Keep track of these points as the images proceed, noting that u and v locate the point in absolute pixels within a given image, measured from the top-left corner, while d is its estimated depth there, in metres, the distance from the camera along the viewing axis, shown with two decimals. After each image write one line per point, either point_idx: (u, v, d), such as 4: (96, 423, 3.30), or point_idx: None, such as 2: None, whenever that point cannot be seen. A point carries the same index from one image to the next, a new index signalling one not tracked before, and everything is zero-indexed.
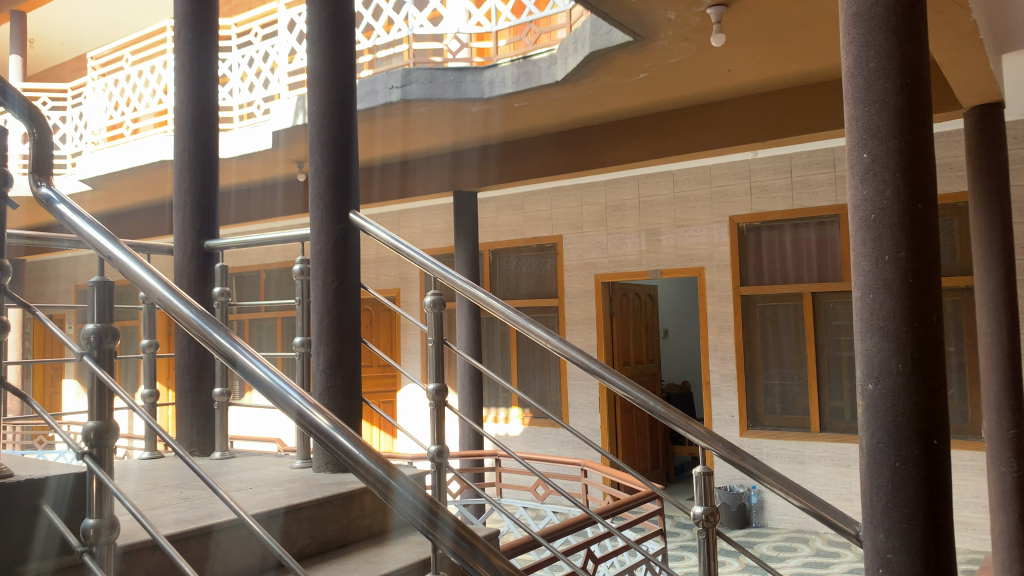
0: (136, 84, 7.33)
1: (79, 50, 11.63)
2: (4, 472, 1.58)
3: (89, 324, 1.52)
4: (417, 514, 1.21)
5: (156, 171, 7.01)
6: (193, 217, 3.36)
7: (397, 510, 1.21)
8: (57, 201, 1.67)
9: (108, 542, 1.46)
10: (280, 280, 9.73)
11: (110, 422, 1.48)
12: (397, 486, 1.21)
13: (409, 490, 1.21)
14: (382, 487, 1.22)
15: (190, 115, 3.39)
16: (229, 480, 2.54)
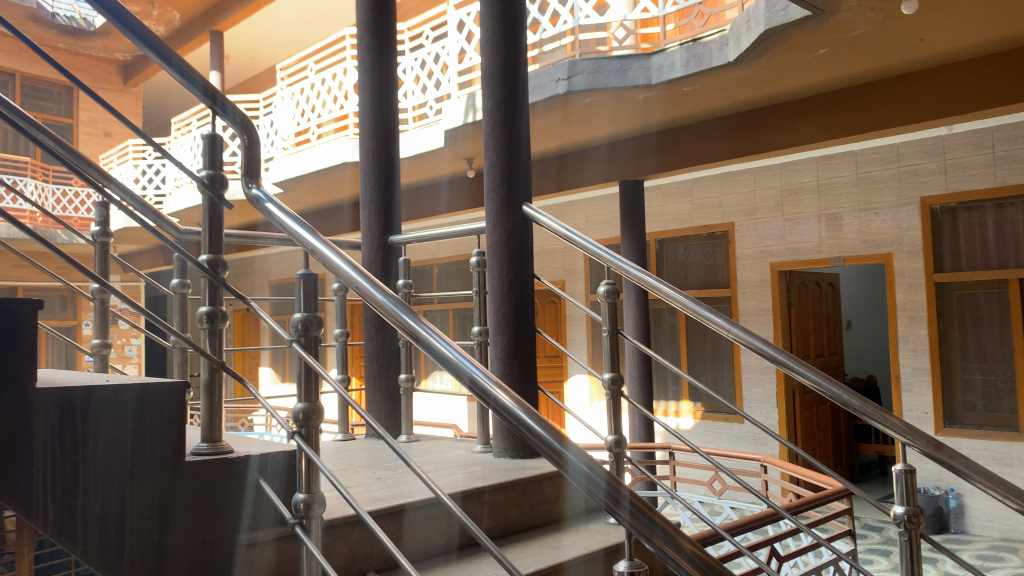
0: (320, 91, 7.83)
1: (269, 62, 12.58)
2: (225, 449, 1.73)
3: (297, 314, 1.65)
4: (595, 487, 1.21)
5: (337, 172, 7.46)
6: (377, 214, 3.55)
7: (572, 481, 1.23)
8: (265, 200, 1.83)
9: (317, 515, 1.57)
10: (451, 272, 10.08)
11: (316, 405, 1.60)
12: (570, 455, 1.23)
13: (582, 462, 1.23)
14: (556, 456, 1.25)
15: (372, 117, 3.59)
16: (417, 462, 2.66)
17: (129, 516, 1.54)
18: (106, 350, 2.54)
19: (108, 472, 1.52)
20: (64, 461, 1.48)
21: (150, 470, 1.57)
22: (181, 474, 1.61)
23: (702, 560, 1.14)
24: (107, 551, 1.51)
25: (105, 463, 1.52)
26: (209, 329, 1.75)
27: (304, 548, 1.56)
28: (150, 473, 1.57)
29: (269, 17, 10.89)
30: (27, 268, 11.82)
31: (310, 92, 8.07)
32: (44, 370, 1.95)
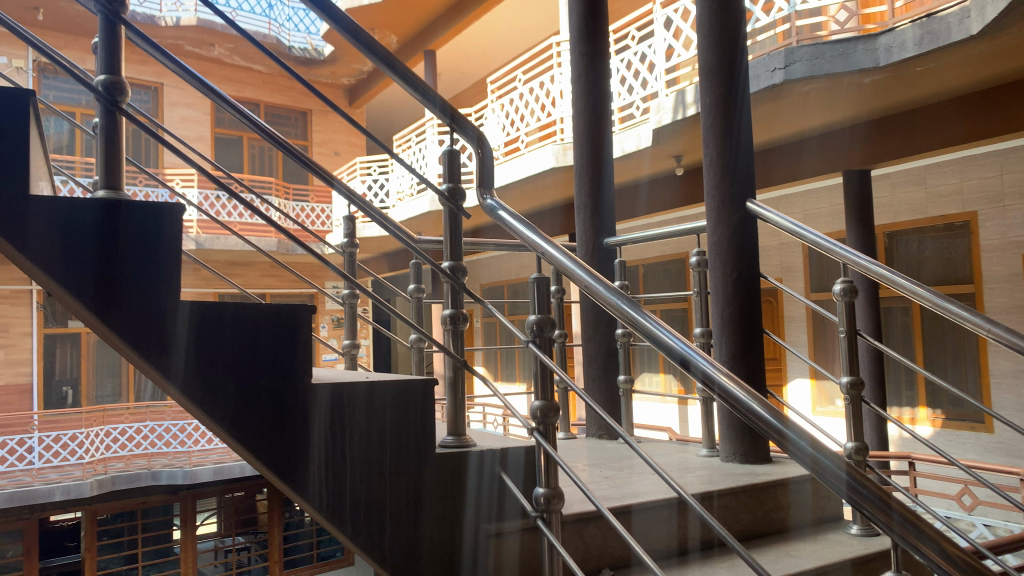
0: (528, 100, 8.04)
1: (478, 75, 13.16)
2: (468, 443, 1.84)
3: (532, 316, 1.72)
4: (824, 470, 1.16)
5: (545, 178, 7.61)
6: (593, 218, 3.60)
7: (796, 461, 1.19)
8: (498, 209, 1.94)
9: (557, 510, 1.63)
10: (659, 272, 9.97)
11: (553, 403, 1.66)
12: (791, 436, 1.19)
13: (805, 441, 1.18)
14: (779, 437, 1.21)
15: (585, 122, 3.65)
16: (643, 463, 2.66)
17: (388, 502, 1.68)
18: (355, 349, 2.78)
19: (369, 461, 1.67)
20: (332, 449, 1.64)
21: (404, 460, 1.71)
22: (432, 464, 1.74)
23: (959, 557, 1.03)
24: (369, 532, 1.65)
25: (366, 451, 1.67)
26: (452, 330, 1.87)
27: (546, 540, 1.62)
28: (404, 465, 1.70)
29: (479, 32, 11.37)
30: (275, 277, 13.13)
31: (519, 102, 8.31)
32: (314, 369, 2.18)
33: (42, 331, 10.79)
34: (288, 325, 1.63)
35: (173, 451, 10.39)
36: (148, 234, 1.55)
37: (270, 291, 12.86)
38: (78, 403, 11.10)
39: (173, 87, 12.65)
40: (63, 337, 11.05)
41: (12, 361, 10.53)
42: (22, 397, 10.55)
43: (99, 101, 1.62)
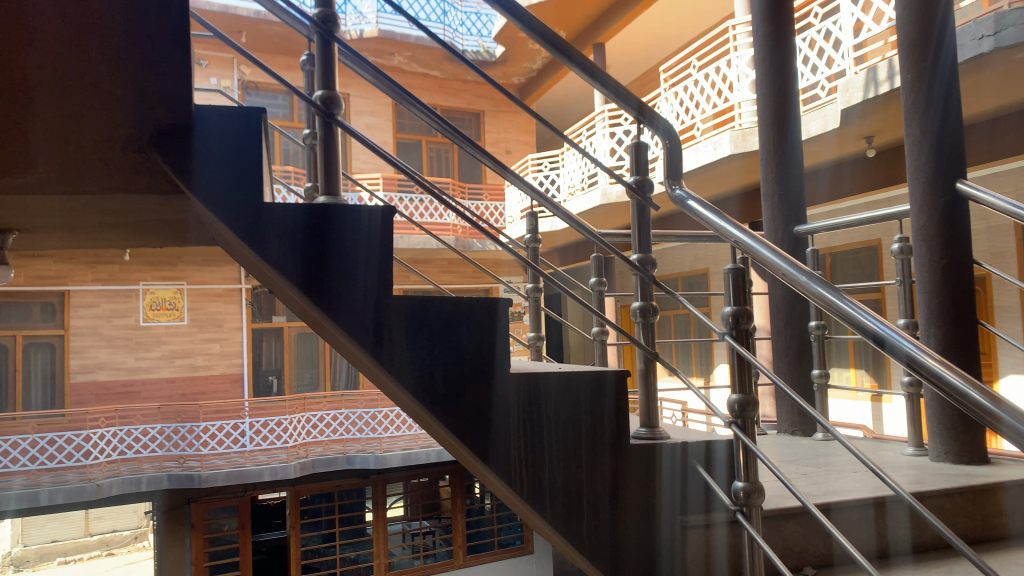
0: (702, 87, 7.83)
1: (648, 64, 13.02)
2: (662, 434, 1.85)
3: (728, 308, 1.70)
4: None
5: (721, 167, 7.40)
6: (781, 206, 3.48)
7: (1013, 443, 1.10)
8: (687, 199, 1.93)
9: (758, 504, 1.61)
10: (847, 261, 9.43)
11: (752, 397, 1.65)
12: (1007, 420, 1.11)
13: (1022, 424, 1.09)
14: (993, 420, 1.14)
15: (770, 105, 3.53)
16: (843, 461, 2.54)
17: (586, 490, 1.71)
18: (540, 342, 2.84)
19: (565, 449, 1.71)
20: (532, 437, 1.70)
21: (601, 449, 1.73)
22: (628, 455, 1.76)
23: None
24: (568, 520, 1.69)
25: (561, 440, 1.72)
26: (642, 323, 1.89)
27: (746, 534, 1.61)
28: (601, 453, 1.73)
29: (648, 23, 11.24)
30: (453, 272, 13.63)
31: (693, 89, 8.11)
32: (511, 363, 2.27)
33: (251, 326, 11.87)
34: (490, 317, 1.71)
35: (365, 437, 10.98)
36: (365, 235, 1.69)
37: (449, 286, 13.37)
38: (282, 391, 12.10)
39: (358, 96, 13.41)
40: (269, 330, 12.09)
41: (226, 353, 11.57)
42: (235, 385, 11.59)
43: (318, 114, 1.78)
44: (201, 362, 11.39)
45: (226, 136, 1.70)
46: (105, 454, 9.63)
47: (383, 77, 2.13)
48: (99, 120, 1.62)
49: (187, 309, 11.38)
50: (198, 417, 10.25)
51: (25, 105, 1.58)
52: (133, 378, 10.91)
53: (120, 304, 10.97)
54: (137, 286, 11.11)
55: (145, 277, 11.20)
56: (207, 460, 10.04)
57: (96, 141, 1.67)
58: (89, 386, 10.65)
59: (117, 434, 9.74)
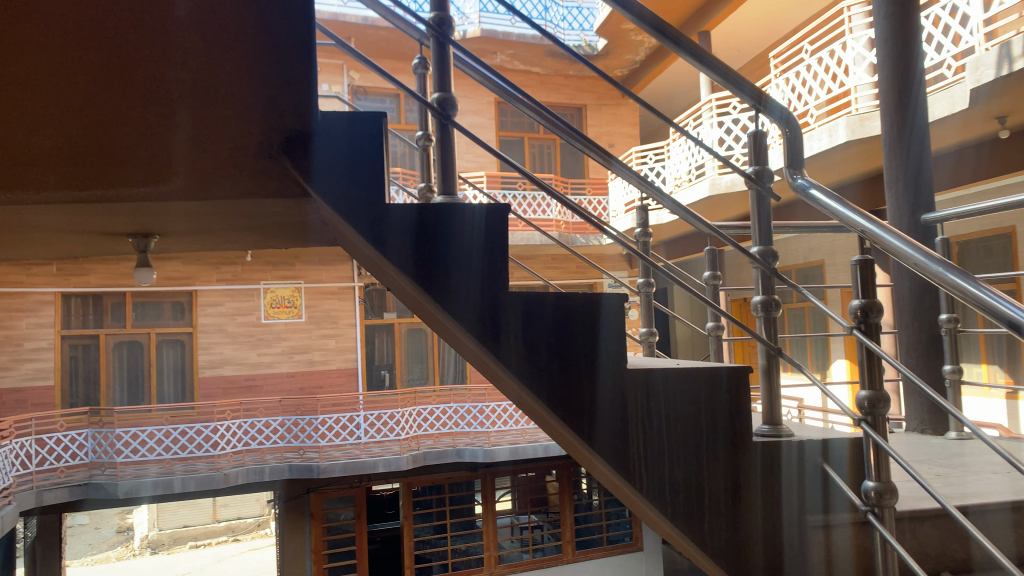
0: (815, 72, 7.54)
1: (757, 49, 12.62)
2: (787, 432, 1.80)
3: (856, 301, 1.64)
4: None
5: (838, 154, 7.11)
6: (906, 193, 3.31)
7: None
8: (810, 188, 1.86)
9: (890, 505, 1.55)
10: (977, 250, 8.87)
11: (883, 393, 1.59)
12: None
13: None
14: None
15: (893, 88, 3.39)
16: (980, 461, 2.40)
17: (707, 486, 1.68)
18: (652, 337, 2.80)
19: (685, 445, 1.68)
20: (650, 431, 1.68)
21: (722, 445, 1.70)
22: (751, 452, 1.71)
23: None
24: (690, 517, 1.66)
25: (680, 435, 1.69)
26: (765, 318, 1.84)
27: (878, 535, 1.55)
28: (722, 450, 1.70)
29: (756, 8, 10.91)
30: (559, 267, 13.65)
31: (805, 75, 7.82)
32: (630, 359, 2.25)
33: (364, 322, 12.26)
34: (606, 311, 1.71)
35: (473, 430, 11.15)
36: (482, 233, 1.73)
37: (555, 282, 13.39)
38: (394, 385, 12.43)
39: (462, 96, 13.62)
40: (382, 327, 12.47)
41: (342, 349, 12.00)
42: (350, 379, 12.01)
43: (435, 116, 1.82)
44: (318, 357, 11.85)
45: (349, 141, 1.77)
46: (231, 444, 10.18)
47: (495, 77, 2.17)
48: (234, 129, 1.71)
49: (305, 306, 11.87)
50: (315, 410, 10.65)
51: (167, 118, 1.68)
52: (255, 373, 11.47)
53: (243, 303, 11.55)
54: (258, 285, 11.67)
55: (265, 276, 11.75)
56: (325, 451, 10.43)
57: (231, 150, 1.76)
58: (216, 380, 11.27)
59: (242, 425, 10.29)
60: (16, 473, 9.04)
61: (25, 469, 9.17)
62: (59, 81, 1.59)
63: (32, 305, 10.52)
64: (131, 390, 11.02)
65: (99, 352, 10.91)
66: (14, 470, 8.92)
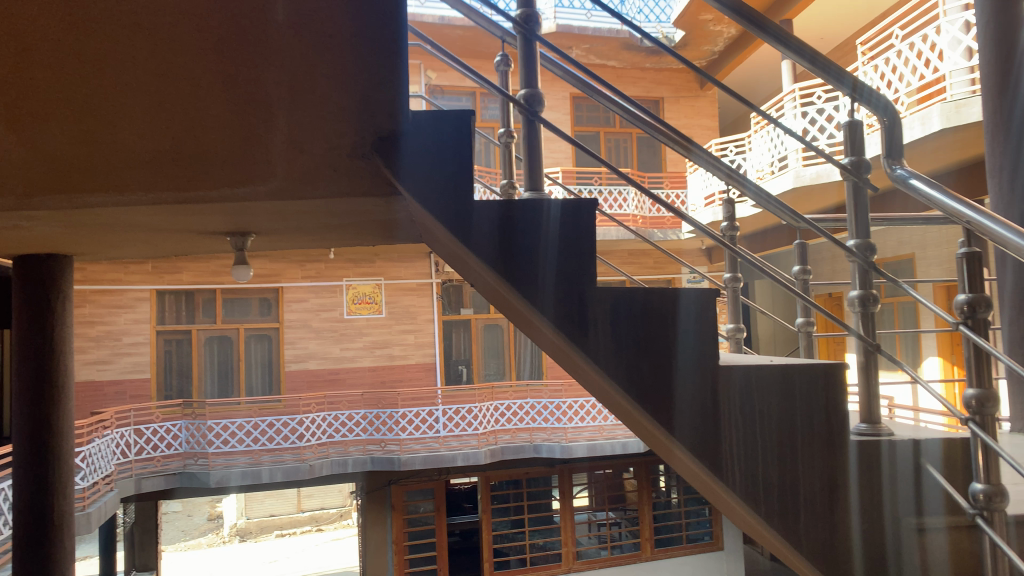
0: (906, 58, 7.24)
1: (842, 36, 12.20)
2: (885, 430, 1.75)
3: (962, 296, 1.58)
4: None
5: (932, 143, 6.81)
6: (1010, 182, 3.21)
7: None
8: (910, 177, 1.79)
9: (1000, 508, 1.48)
10: None
11: (991, 392, 1.52)
12: None
13: None
14: None
15: (995, 74, 3.29)
16: None
17: (803, 485, 1.63)
18: (740, 334, 2.74)
19: (778, 442, 1.64)
20: (742, 428, 1.64)
21: (818, 443, 1.65)
22: (848, 451, 1.66)
23: None
24: (785, 515, 1.61)
25: (774, 432, 1.64)
26: (862, 313, 1.78)
27: (988, 539, 1.48)
28: (817, 448, 1.65)
29: None
30: (636, 263, 13.52)
31: (896, 61, 7.51)
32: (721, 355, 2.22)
33: (441, 318, 12.40)
34: (697, 306, 1.68)
35: (550, 426, 11.14)
36: (570, 228, 1.73)
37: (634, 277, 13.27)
38: (471, 380, 12.54)
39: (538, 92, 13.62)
40: (458, 322, 12.59)
41: (420, 344, 12.18)
42: (428, 374, 12.18)
43: (521, 112, 1.82)
44: (397, 352, 12.06)
45: (439, 140, 1.76)
46: (316, 437, 10.45)
47: (581, 69, 2.15)
48: (329, 129, 1.75)
49: (385, 302, 12.09)
50: (396, 404, 10.85)
51: (267, 120, 1.73)
52: (338, 367, 11.75)
53: (326, 299, 11.85)
54: (340, 281, 11.94)
55: (347, 273, 12.01)
56: (405, 444, 10.61)
57: (326, 151, 1.79)
58: (301, 374, 11.60)
59: (326, 418, 10.56)
60: (117, 461, 9.49)
61: (124, 457, 9.63)
62: (168, 85, 1.67)
63: (129, 302, 11.02)
64: (221, 383, 11.46)
65: (191, 346, 11.37)
66: (116, 459, 9.40)
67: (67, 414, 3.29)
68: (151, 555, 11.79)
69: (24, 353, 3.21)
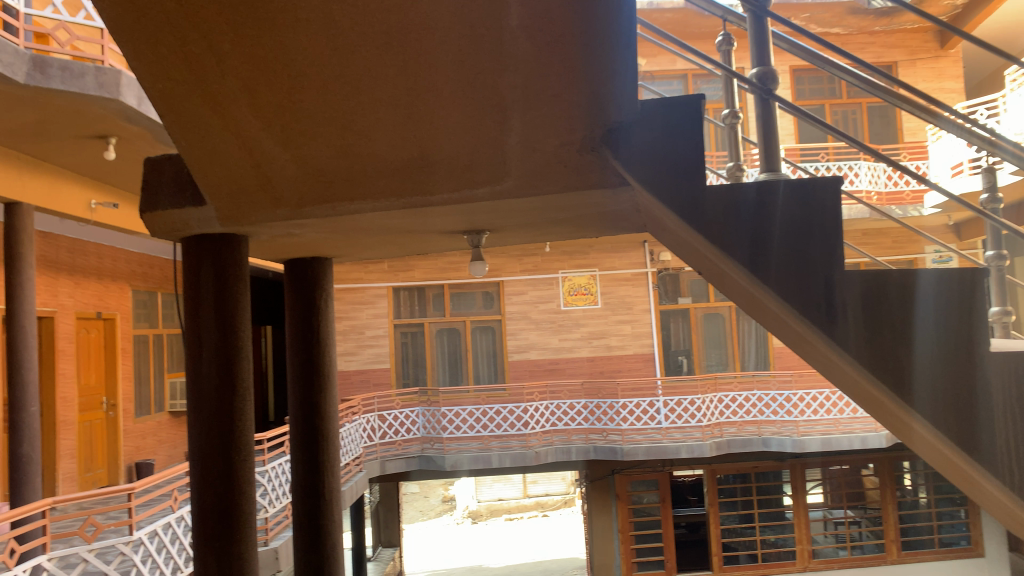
0: None
1: None
2: None
3: None
4: None
5: None
6: None
7: None
8: None
9: None
10: None
11: None
12: None
13: None
14: None
15: None
16: None
17: None
18: (1008, 317, 2.45)
19: None
20: None
21: None
22: None
23: None
24: None
25: None
26: None
27: None
28: None
29: None
30: (872, 243, 12.55)
31: None
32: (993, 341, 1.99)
33: (659, 308, 12.23)
34: (942, 293, 1.47)
35: (780, 419, 10.65)
36: (810, 207, 1.60)
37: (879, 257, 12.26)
38: (692, 371, 12.21)
39: None
40: (676, 312, 12.30)
41: (638, 334, 12.09)
42: (648, 364, 12.07)
43: (755, 92, 1.77)
44: (616, 342, 12.08)
45: (668, 128, 1.73)
46: (540, 424, 10.77)
47: (805, 37, 1.94)
48: (560, 127, 1.84)
49: (601, 293, 12.15)
50: (616, 394, 10.90)
51: (502, 123, 1.84)
52: (558, 357, 12.04)
53: (545, 291, 12.15)
54: (557, 274, 12.18)
55: (563, 266, 12.22)
56: (627, 434, 10.63)
57: (557, 147, 1.90)
58: (524, 364, 12.02)
59: (550, 407, 10.84)
60: (365, 444, 10.34)
61: (371, 440, 10.42)
62: (412, 97, 1.78)
63: (369, 298, 12.01)
64: (451, 372, 12.15)
65: (424, 338, 12.15)
66: (364, 442, 10.23)
67: (333, 398, 3.65)
68: (395, 532, 12.92)
69: (296, 344, 3.62)
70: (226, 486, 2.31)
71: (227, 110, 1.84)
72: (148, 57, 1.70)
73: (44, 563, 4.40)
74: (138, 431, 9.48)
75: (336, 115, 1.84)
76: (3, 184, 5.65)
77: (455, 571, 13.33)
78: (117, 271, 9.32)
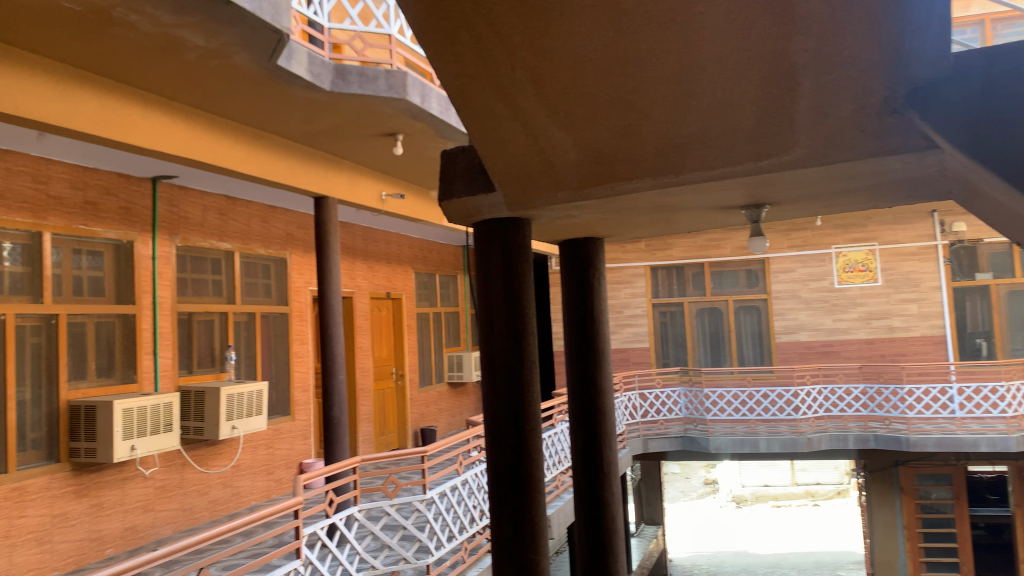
0: None
1: None
2: None
3: None
4: None
5: None
6: None
7: None
8: None
9: None
10: None
11: None
12: None
13: None
14: None
15: None
16: None
17: None
18: None
19: None
20: None
21: None
22: None
23: None
24: None
25: None
26: None
27: None
28: None
29: None
30: None
31: None
32: None
33: (951, 285, 10.88)
34: None
35: None
36: None
37: None
38: (994, 356, 10.73)
39: None
40: (973, 289, 10.85)
41: (927, 314, 10.93)
42: (938, 348, 10.87)
43: None
44: (899, 323, 11.03)
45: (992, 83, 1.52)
46: (813, 409, 10.20)
47: None
48: (859, 89, 1.73)
49: (882, 269, 11.15)
50: (900, 379, 10.00)
51: (793, 89, 1.76)
52: (832, 339, 11.30)
53: (816, 268, 11.41)
54: (830, 249, 11.36)
55: (837, 240, 11.36)
56: (914, 424, 9.71)
57: (854, 111, 1.81)
58: (793, 345, 11.44)
59: (822, 391, 10.22)
60: (627, 422, 10.38)
61: (633, 418, 10.47)
62: (695, 72, 1.75)
63: (628, 278, 12.16)
64: (714, 352, 11.90)
65: (684, 317, 12.00)
66: (627, 420, 10.32)
67: (608, 374, 3.74)
68: (657, 511, 12.94)
69: (572, 322, 3.76)
70: (519, 454, 2.46)
71: (515, 101, 1.92)
72: (447, 57, 1.81)
73: (356, 514, 4.92)
74: (422, 400, 10.39)
75: (619, 96, 1.86)
76: (313, 181, 6.44)
77: (720, 555, 13.07)
78: (402, 256, 10.25)
